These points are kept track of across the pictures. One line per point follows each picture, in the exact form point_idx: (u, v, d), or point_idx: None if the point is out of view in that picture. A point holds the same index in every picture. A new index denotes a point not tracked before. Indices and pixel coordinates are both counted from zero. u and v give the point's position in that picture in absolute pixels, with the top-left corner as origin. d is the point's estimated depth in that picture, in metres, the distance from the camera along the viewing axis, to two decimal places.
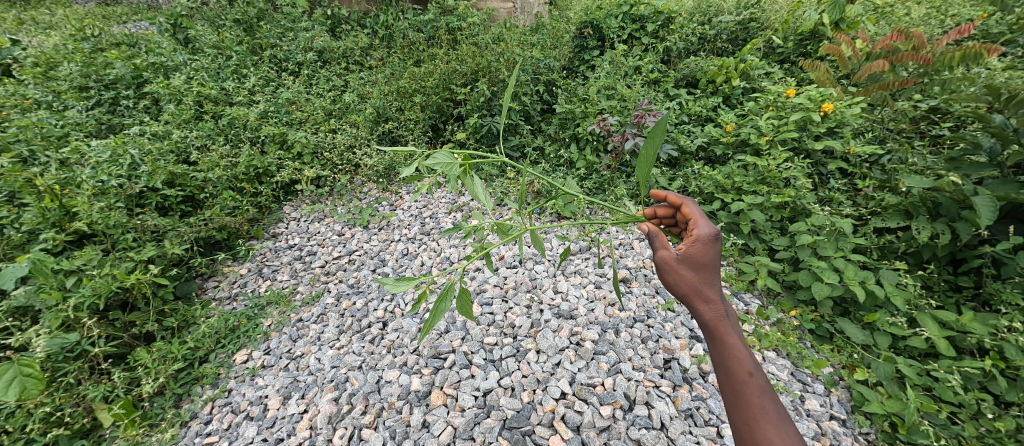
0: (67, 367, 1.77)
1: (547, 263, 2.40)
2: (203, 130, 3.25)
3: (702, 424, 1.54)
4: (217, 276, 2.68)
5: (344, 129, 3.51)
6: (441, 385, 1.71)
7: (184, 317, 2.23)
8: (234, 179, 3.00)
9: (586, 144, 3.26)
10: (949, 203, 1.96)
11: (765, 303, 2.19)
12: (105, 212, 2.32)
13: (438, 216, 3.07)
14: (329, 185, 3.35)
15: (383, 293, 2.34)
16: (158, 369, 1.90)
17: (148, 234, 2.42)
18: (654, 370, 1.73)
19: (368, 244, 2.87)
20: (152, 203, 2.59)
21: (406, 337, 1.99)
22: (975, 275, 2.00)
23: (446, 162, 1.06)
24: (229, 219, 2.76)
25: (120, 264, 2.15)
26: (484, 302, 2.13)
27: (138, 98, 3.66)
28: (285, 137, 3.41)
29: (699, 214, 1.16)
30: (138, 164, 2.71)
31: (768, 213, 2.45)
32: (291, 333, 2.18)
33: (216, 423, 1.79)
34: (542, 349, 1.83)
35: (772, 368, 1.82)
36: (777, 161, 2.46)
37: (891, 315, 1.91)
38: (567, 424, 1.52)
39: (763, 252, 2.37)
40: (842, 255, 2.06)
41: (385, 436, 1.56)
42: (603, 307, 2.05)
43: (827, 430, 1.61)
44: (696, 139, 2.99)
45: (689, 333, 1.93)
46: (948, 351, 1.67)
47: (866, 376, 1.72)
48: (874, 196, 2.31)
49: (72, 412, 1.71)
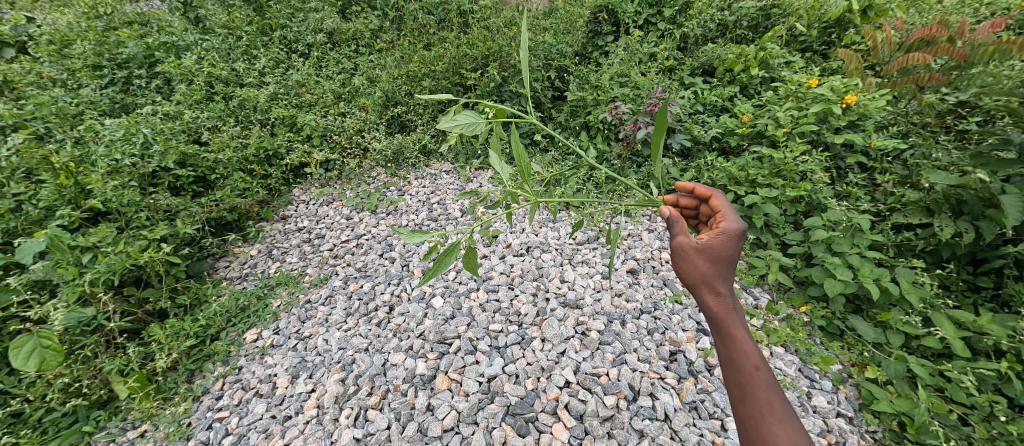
0: (85, 340, 1.84)
1: (553, 252, 2.41)
2: (214, 111, 3.28)
3: (707, 417, 1.53)
4: (228, 256, 2.73)
5: (353, 113, 3.51)
6: (445, 370, 1.71)
7: (196, 295, 2.28)
8: (244, 160, 3.05)
9: (597, 132, 3.21)
10: (974, 200, 1.89)
11: (775, 298, 2.16)
12: (119, 190, 2.35)
13: (446, 203, 3.07)
14: (337, 169, 3.36)
15: (391, 277, 2.36)
16: (171, 345, 1.94)
17: (160, 213, 2.46)
18: (659, 362, 1.72)
19: (376, 229, 2.88)
20: (164, 183, 2.62)
21: (412, 321, 2.00)
22: (997, 276, 1.94)
23: (470, 122, 1.08)
24: (240, 200, 2.80)
25: (134, 243, 2.20)
26: (490, 289, 2.15)
27: (150, 78, 3.69)
28: (295, 119, 3.42)
29: (727, 208, 1.14)
30: (152, 144, 2.75)
31: (782, 206, 2.40)
32: (299, 314, 2.21)
33: (227, 399, 1.82)
34: (547, 338, 1.82)
35: (780, 364, 1.79)
36: (794, 153, 2.39)
37: (904, 313, 1.87)
38: (570, 413, 1.51)
39: (775, 247, 2.32)
40: (857, 251, 2.01)
41: (390, 417, 1.57)
42: (609, 297, 2.05)
43: (834, 427, 1.58)
44: (710, 130, 2.95)
45: (697, 326, 1.91)
46: (963, 352, 1.63)
47: (876, 374, 1.69)
48: (894, 192, 2.26)
49: (90, 383, 1.78)
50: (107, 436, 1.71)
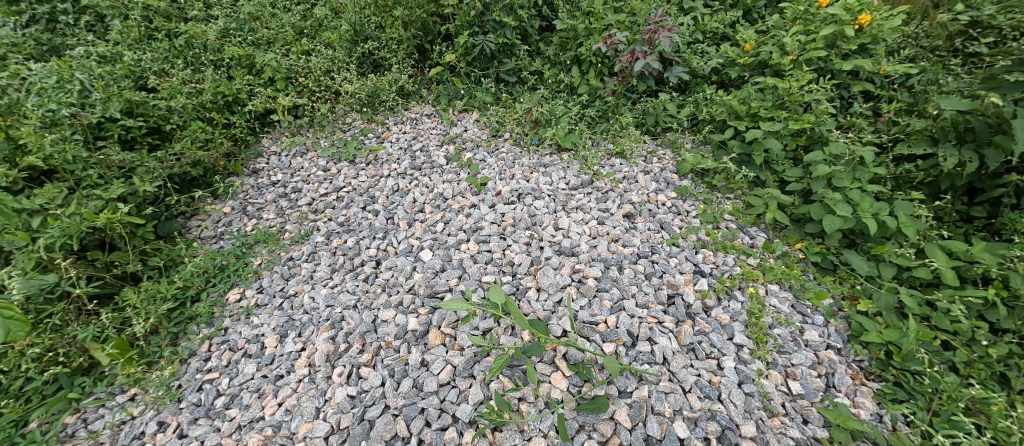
0: (51, 309, 1.71)
1: (546, 199, 2.32)
2: (158, 51, 2.91)
3: (703, 358, 1.54)
4: (200, 214, 2.53)
5: (319, 51, 3.16)
6: (438, 325, 1.67)
7: (170, 256, 2.14)
8: (201, 108, 2.76)
9: (589, 67, 2.95)
10: (982, 127, 1.80)
11: (770, 237, 2.12)
12: (60, 145, 2.09)
13: (429, 150, 2.86)
14: (308, 116, 3.11)
15: (375, 231, 2.25)
16: (148, 310, 1.84)
17: (114, 170, 2.23)
18: (657, 306, 1.71)
19: (356, 181, 2.69)
20: (113, 135, 2.35)
21: (400, 276, 1.93)
22: (992, 205, 1.92)
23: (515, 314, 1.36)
24: (202, 154, 2.57)
25: (88, 204, 2.00)
26: (481, 240, 2.07)
27: (79, 14, 3.20)
28: (253, 59, 3.06)
29: None
30: (90, 91, 2.43)
31: (783, 141, 2.29)
32: (282, 272, 2.12)
33: (216, 361, 1.76)
34: (543, 287, 1.76)
35: (774, 301, 1.80)
36: (800, 82, 2.22)
37: (898, 246, 1.86)
38: (569, 362, 1.47)
39: (774, 184, 2.25)
40: (858, 186, 1.94)
41: (384, 374, 1.53)
42: (606, 243, 2.00)
43: (824, 359, 1.62)
44: (710, 61, 2.72)
45: (694, 268, 1.90)
46: (953, 281, 1.63)
47: (867, 307, 1.71)
48: (899, 121, 2.16)
49: (66, 351, 1.68)
50: (95, 402, 1.62)
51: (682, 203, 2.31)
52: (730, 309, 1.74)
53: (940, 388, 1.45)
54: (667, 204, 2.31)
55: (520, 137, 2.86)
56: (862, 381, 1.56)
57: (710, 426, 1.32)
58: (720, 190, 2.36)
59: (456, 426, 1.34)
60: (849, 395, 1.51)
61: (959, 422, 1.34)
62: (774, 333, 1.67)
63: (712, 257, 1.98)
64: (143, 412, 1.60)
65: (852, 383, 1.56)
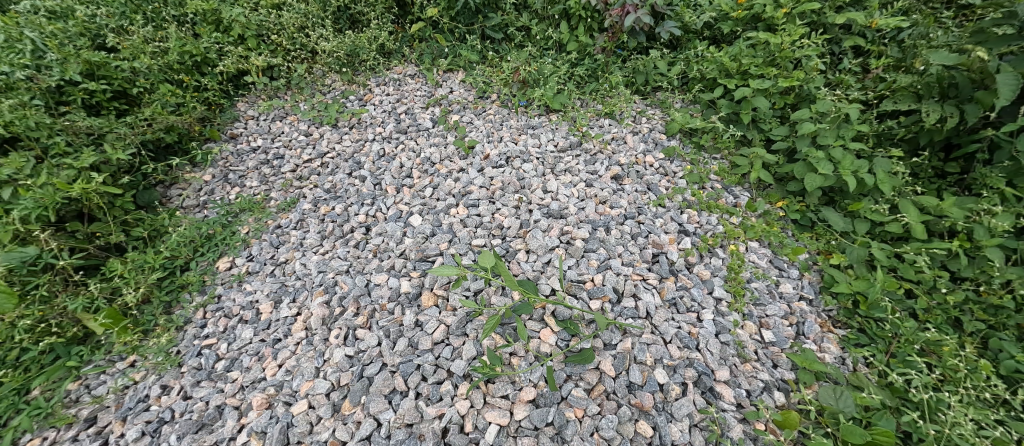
0: (36, 280, 1.69)
1: (535, 162, 2.31)
2: (112, 5, 2.67)
3: (684, 311, 1.63)
4: (179, 183, 2.45)
5: (290, 5, 2.96)
6: (430, 287, 1.71)
7: (153, 227, 2.10)
8: (168, 69, 2.60)
9: (578, 22, 2.83)
10: (965, 83, 1.80)
11: (754, 196, 2.17)
12: (18, 111, 1.96)
13: (414, 112, 2.78)
14: (284, 77, 2.97)
15: (363, 198, 2.23)
16: (138, 279, 1.84)
17: (82, 137, 2.12)
18: (642, 265, 1.77)
19: (340, 145, 2.63)
20: (76, 100, 2.21)
21: (392, 241, 1.94)
22: (965, 161, 1.97)
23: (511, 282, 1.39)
24: (175, 118, 2.44)
25: (60, 173, 1.92)
26: (471, 204, 2.07)
27: None
28: (219, 14, 2.86)
29: None
30: (43, 51, 2.25)
31: (771, 99, 2.28)
32: (271, 240, 2.11)
33: (212, 327, 1.79)
34: (532, 249, 1.80)
35: (753, 257, 1.88)
36: (793, 37, 2.17)
37: (874, 202, 1.93)
38: (556, 319, 1.54)
39: (760, 143, 2.26)
40: (841, 143, 1.97)
41: (379, 335, 1.58)
42: (593, 205, 2.02)
43: (796, 310, 1.73)
44: (703, 15, 2.63)
45: (678, 228, 1.96)
46: (921, 235, 1.71)
47: (839, 260, 1.79)
48: (886, 77, 2.17)
49: (58, 322, 1.68)
50: (95, 369, 1.65)
51: (669, 164, 2.33)
52: (711, 265, 1.82)
53: (899, 333, 1.57)
54: (655, 166, 2.32)
55: (508, 98, 2.78)
56: (829, 328, 1.68)
57: (687, 373, 1.42)
58: (708, 150, 2.37)
59: (450, 380, 1.41)
60: (816, 341, 1.63)
61: (912, 361, 1.46)
62: (752, 286, 1.76)
63: (696, 217, 2.03)
64: (145, 377, 1.63)
65: (820, 330, 1.67)
